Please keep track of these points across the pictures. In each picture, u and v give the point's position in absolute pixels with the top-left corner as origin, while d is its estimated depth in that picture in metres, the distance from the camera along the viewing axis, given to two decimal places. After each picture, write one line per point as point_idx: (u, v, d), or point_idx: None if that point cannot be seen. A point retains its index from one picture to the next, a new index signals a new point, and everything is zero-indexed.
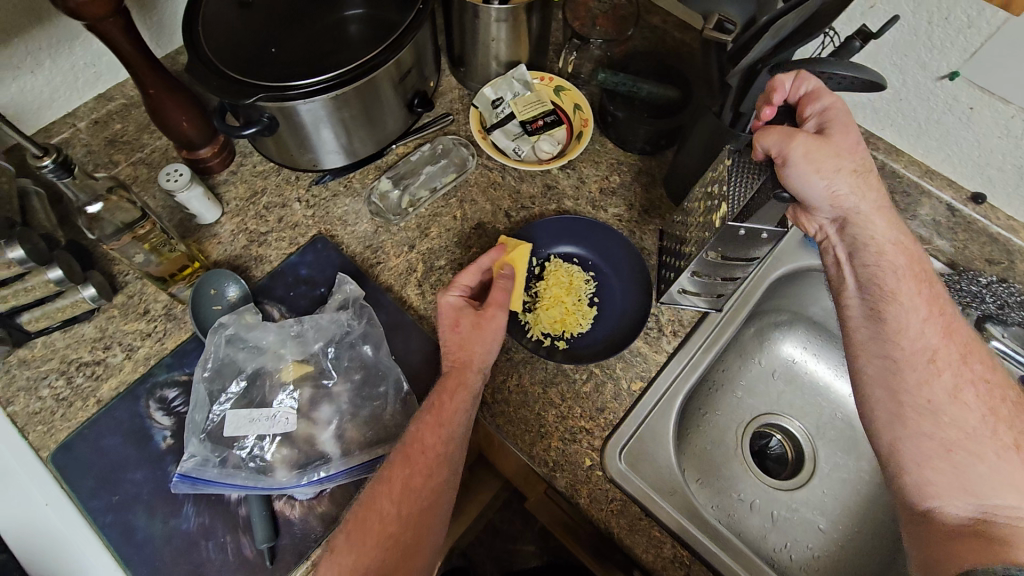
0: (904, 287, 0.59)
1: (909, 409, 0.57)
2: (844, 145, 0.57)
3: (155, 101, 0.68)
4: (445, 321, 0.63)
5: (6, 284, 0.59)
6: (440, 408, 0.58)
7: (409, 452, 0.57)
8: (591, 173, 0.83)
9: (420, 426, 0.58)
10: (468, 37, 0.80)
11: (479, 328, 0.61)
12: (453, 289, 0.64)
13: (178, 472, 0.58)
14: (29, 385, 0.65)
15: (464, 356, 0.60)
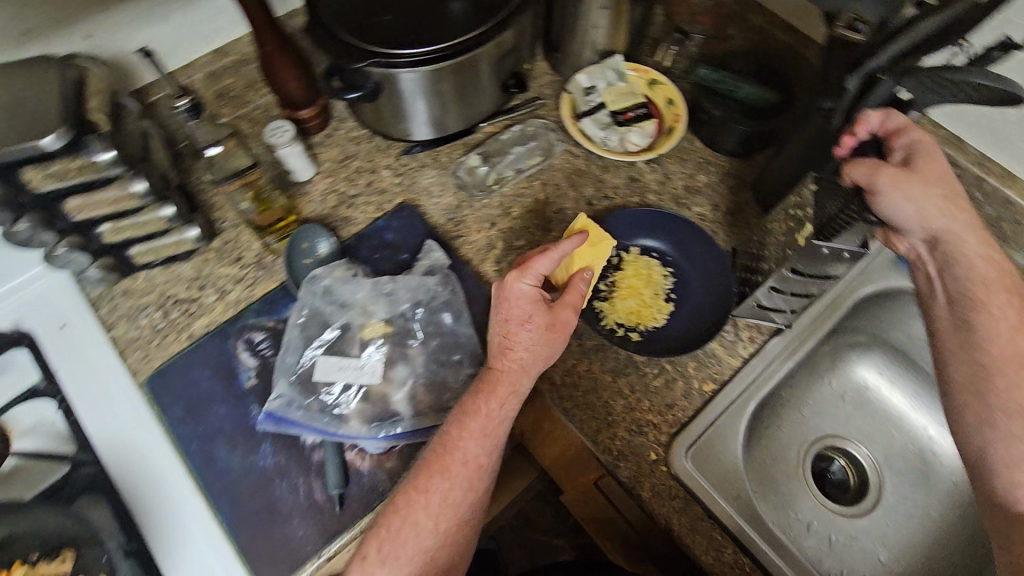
0: (994, 297, 0.57)
1: (998, 411, 0.55)
2: (930, 173, 0.59)
3: (268, 57, 0.71)
4: (517, 312, 0.59)
5: (126, 216, 0.63)
6: (483, 419, 0.57)
7: (448, 464, 0.55)
8: (677, 170, 0.81)
9: (462, 438, 0.56)
10: (568, 21, 0.80)
11: (553, 330, 0.59)
12: (529, 276, 0.59)
13: (265, 410, 0.62)
14: (129, 314, 0.69)
15: (513, 363, 0.58)
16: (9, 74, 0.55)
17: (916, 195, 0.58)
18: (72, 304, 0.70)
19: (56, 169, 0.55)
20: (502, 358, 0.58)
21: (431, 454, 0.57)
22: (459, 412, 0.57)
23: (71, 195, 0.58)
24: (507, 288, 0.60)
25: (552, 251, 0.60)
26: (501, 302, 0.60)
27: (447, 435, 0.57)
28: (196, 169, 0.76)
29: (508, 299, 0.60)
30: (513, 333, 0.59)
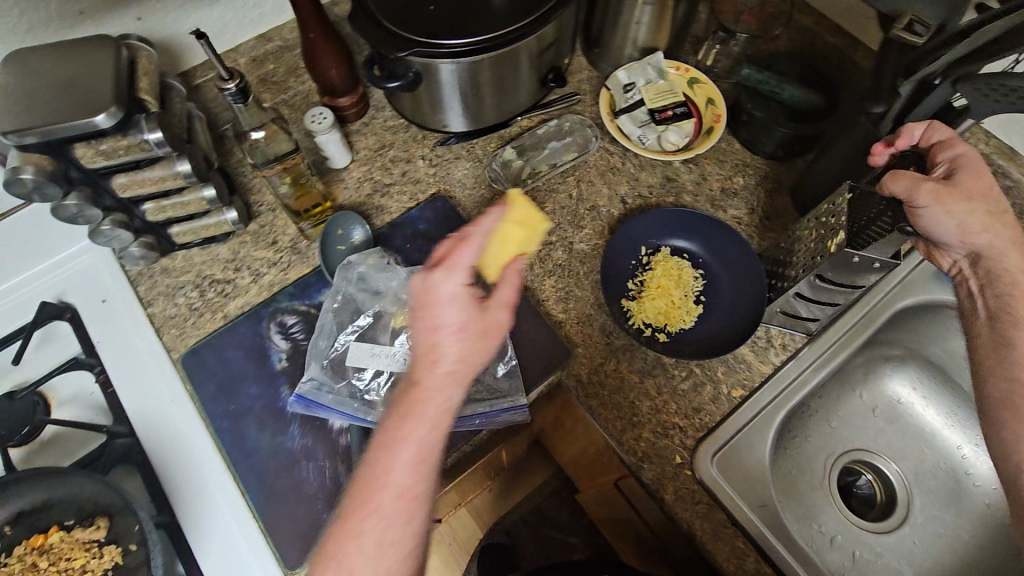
0: None
1: None
2: (976, 187, 0.55)
3: (311, 44, 0.71)
4: (444, 318, 0.46)
5: (168, 196, 0.64)
6: (414, 442, 0.44)
7: (377, 501, 0.43)
8: (714, 171, 0.79)
9: (391, 469, 0.43)
10: (610, 16, 0.79)
11: (489, 337, 0.48)
12: (457, 272, 0.47)
13: (296, 392, 0.62)
14: (167, 291, 0.71)
15: (443, 376, 0.46)
16: (64, 51, 0.56)
17: (960, 214, 0.55)
18: (114, 280, 0.72)
19: (106, 147, 0.56)
20: (428, 369, 0.46)
21: (354, 492, 0.44)
22: (383, 435, 0.45)
23: (118, 173, 0.59)
24: (430, 286, 0.47)
25: (477, 237, 0.48)
26: (424, 305, 0.47)
27: (374, 469, 0.44)
28: (236, 153, 0.77)
29: (434, 301, 0.46)
30: (441, 344, 0.46)
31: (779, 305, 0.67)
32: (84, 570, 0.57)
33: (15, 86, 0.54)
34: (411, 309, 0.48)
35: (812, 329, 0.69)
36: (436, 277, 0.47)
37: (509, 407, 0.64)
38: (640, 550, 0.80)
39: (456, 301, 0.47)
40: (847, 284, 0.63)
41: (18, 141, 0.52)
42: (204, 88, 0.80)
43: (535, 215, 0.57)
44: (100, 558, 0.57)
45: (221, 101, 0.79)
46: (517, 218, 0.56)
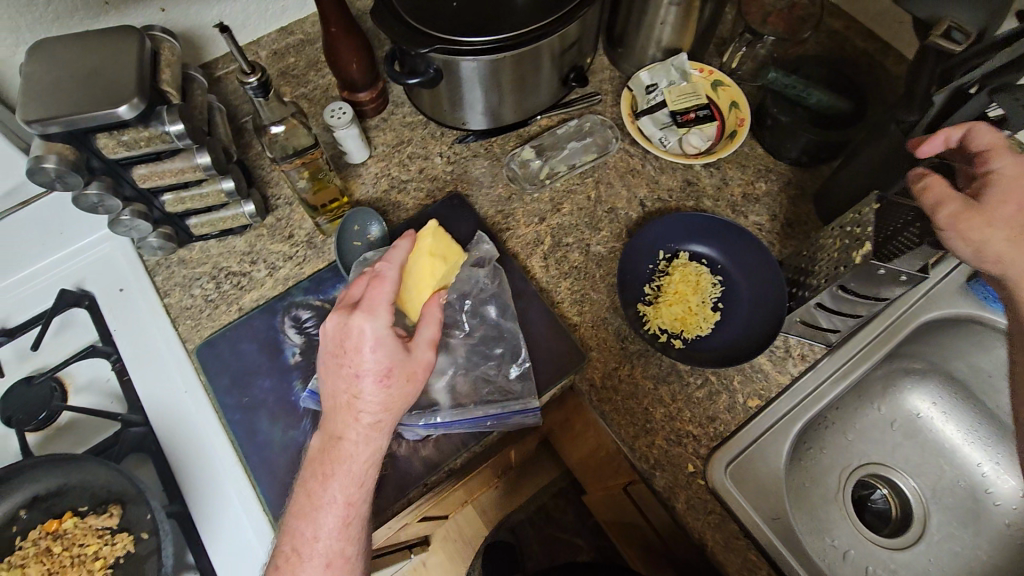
0: None
1: None
2: (1014, 209, 0.47)
3: (333, 39, 0.71)
4: (365, 361, 0.50)
5: (187, 187, 0.64)
6: (337, 505, 0.50)
7: (305, 562, 0.48)
8: (735, 176, 0.78)
9: (317, 532, 0.49)
10: (635, 16, 0.78)
11: (409, 376, 0.51)
12: (378, 315, 0.51)
13: (309, 388, 0.63)
14: (184, 282, 0.72)
15: (362, 432, 0.50)
16: (88, 41, 0.56)
17: (976, 239, 0.48)
18: (132, 269, 0.73)
19: (127, 139, 0.56)
20: (346, 429, 0.50)
21: (281, 557, 0.49)
22: (307, 500, 0.50)
23: (138, 164, 0.60)
24: (349, 331, 0.51)
25: (393, 282, 0.53)
26: (342, 352, 0.51)
27: (299, 538, 0.49)
28: (255, 146, 0.77)
29: (354, 347, 0.50)
30: (360, 391, 0.50)
31: (800, 314, 0.65)
32: (97, 556, 0.57)
33: (39, 75, 0.54)
34: (329, 357, 0.52)
35: (832, 341, 0.68)
36: (356, 321, 0.51)
37: (520, 409, 0.63)
38: (647, 556, 0.79)
39: (375, 343, 0.50)
40: (871, 295, 0.61)
41: (40, 130, 0.52)
42: (225, 80, 0.80)
43: (453, 249, 0.63)
44: (112, 545, 0.57)
45: (241, 93, 0.79)
46: (431, 248, 0.61)
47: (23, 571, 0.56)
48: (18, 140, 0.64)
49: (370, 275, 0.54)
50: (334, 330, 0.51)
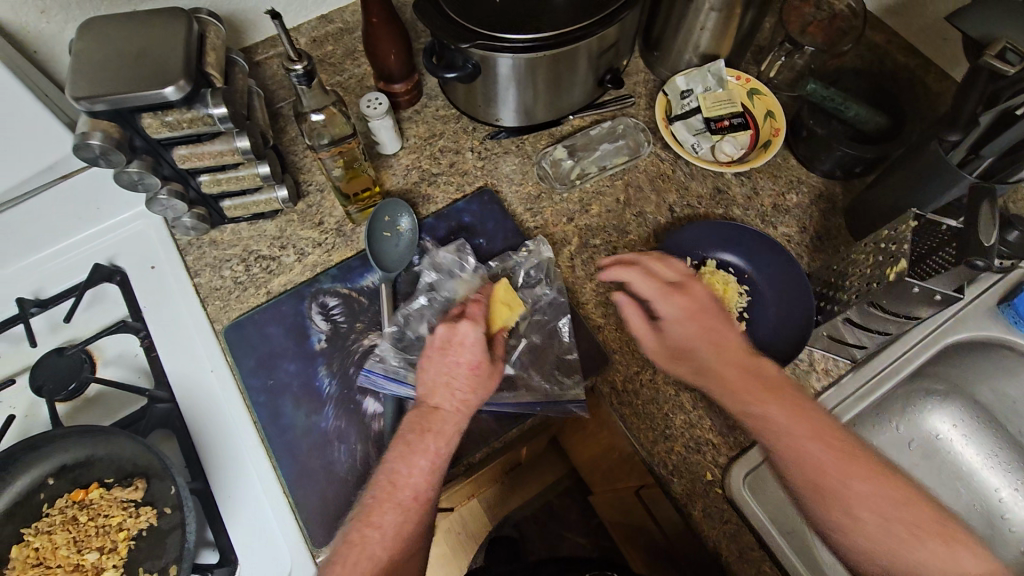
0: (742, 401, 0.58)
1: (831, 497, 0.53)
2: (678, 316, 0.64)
3: (374, 30, 0.71)
4: (462, 355, 0.59)
5: (224, 169, 0.65)
6: (427, 454, 0.56)
7: (400, 496, 0.54)
8: (767, 186, 0.78)
9: (412, 471, 0.55)
10: (675, 20, 0.78)
11: (491, 374, 0.60)
12: (478, 324, 0.61)
13: (365, 368, 0.64)
14: (214, 263, 0.73)
15: (456, 404, 0.58)
16: (138, 21, 0.57)
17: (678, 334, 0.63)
18: (163, 247, 0.74)
19: (171, 120, 0.57)
20: (443, 401, 0.58)
21: (376, 490, 0.55)
22: (404, 446, 0.56)
23: (179, 145, 0.60)
24: (455, 333, 0.60)
25: (485, 302, 0.64)
26: (447, 347, 0.60)
27: (397, 472, 0.55)
28: (290, 131, 0.78)
29: (459, 343, 0.60)
30: (458, 375, 0.59)
31: (828, 329, 0.65)
32: (120, 528, 0.58)
33: (89, 53, 0.55)
34: (432, 351, 0.60)
35: (857, 357, 0.67)
36: (463, 325, 0.61)
37: (550, 402, 0.65)
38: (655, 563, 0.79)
39: (476, 342, 0.59)
40: (902, 313, 0.59)
41: (87, 107, 0.53)
42: (264, 65, 0.81)
43: (518, 300, 0.66)
44: (136, 517, 0.58)
45: (279, 79, 0.80)
46: (503, 298, 0.65)
47: (48, 538, 0.57)
48: (64, 116, 0.64)
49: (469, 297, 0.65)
50: (441, 331, 0.61)
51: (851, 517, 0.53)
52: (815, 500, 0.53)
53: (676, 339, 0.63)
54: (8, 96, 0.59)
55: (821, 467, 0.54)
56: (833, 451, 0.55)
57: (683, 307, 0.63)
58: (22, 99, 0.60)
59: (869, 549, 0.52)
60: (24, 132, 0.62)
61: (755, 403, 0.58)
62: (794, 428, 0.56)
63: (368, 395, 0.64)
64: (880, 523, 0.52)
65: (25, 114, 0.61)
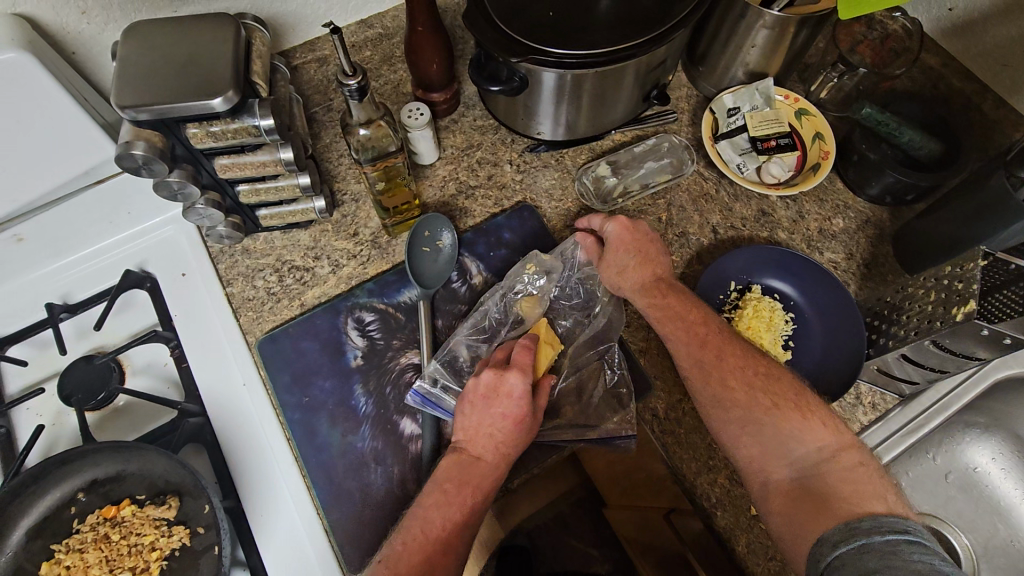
0: (647, 297, 0.65)
1: (714, 372, 0.59)
2: (629, 244, 0.67)
3: (418, 38, 0.69)
4: (505, 408, 0.57)
5: (264, 180, 0.63)
6: (460, 507, 0.55)
7: (431, 545, 0.53)
8: (813, 210, 0.76)
9: (445, 522, 0.54)
10: (724, 38, 0.76)
11: (531, 429, 0.58)
12: (529, 375, 0.59)
13: (415, 387, 0.63)
14: (247, 273, 0.71)
15: (497, 455, 0.57)
16: (186, 28, 0.55)
17: (619, 255, 0.67)
18: (195, 254, 0.72)
19: (216, 130, 0.55)
20: (484, 452, 0.57)
21: (405, 537, 0.53)
22: (440, 494, 0.55)
23: (222, 154, 0.59)
24: (501, 381, 0.58)
25: (532, 346, 0.61)
26: (493, 396, 0.58)
27: (428, 522, 0.54)
28: (326, 138, 0.77)
29: (506, 394, 0.58)
30: (499, 427, 0.57)
31: (878, 362, 0.63)
32: (153, 547, 0.56)
33: (136, 59, 0.53)
34: (477, 398, 0.59)
35: (905, 392, 0.66)
36: (511, 375, 0.58)
37: (602, 438, 0.63)
38: None
39: (524, 396, 0.57)
40: (962, 353, 0.56)
41: (132, 116, 0.51)
42: (301, 70, 0.79)
43: (558, 340, 0.66)
44: (168, 537, 0.56)
45: (316, 84, 0.79)
46: (546, 337, 0.64)
47: (80, 556, 0.56)
48: (100, 119, 0.62)
49: (518, 339, 0.62)
50: (488, 377, 0.59)
51: (720, 386, 0.58)
52: (691, 370, 0.60)
53: (606, 255, 0.68)
54: (49, 100, 0.57)
55: (706, 352, 0.60)
56: (715, 344, 0.60)
57: (621, 224, 0.68)
58: (63, 104, 0.58)
59: (734, 414, 0.57)
60: (65, 138, 0.61)
61: (660, 300, 0.64)
62: (686, 313, 0.63)
63: (405, 415, 0.63)
64: (748, 391, 0.57)
65: (66, 119, 0.59)
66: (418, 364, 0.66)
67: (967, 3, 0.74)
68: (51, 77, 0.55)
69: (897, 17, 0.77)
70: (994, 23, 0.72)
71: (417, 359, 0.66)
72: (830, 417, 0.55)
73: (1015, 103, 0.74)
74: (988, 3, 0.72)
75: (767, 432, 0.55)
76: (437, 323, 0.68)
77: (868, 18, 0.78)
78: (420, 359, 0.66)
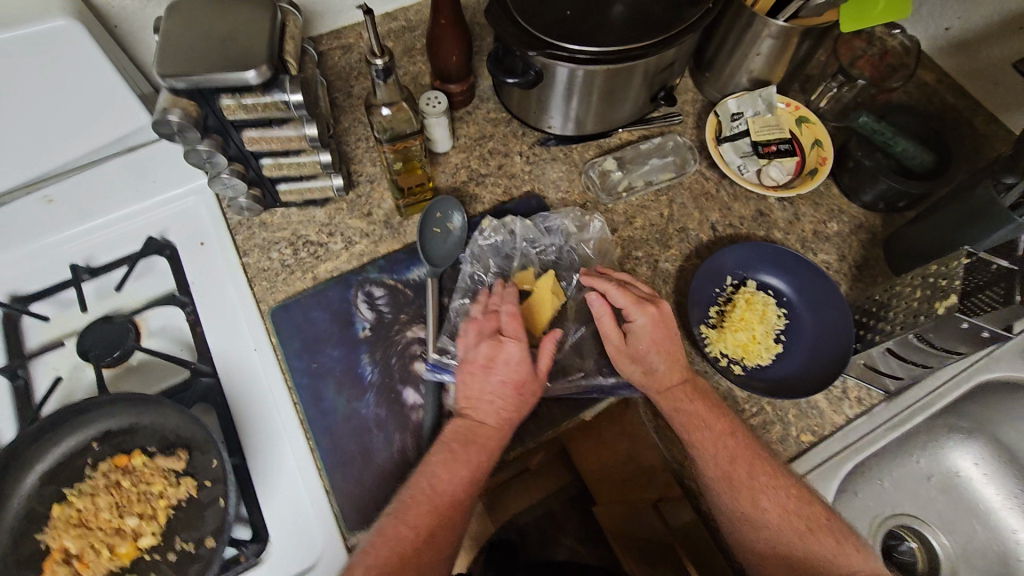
0: (674, 400, 0.61)
1: (743, 488, 0.58)
2: (660, 337, 0.62)
3: (441, 31, 0.73)
4: (504, 374, 0.60)
5: (287, 155, 0.67)
6: (467, 468, 0.57)
7: (438, 501, 0.55)
8: (808, 213, 0.79)
9: (452, 481, 0.56)
10: (731, 45, 0.79)
11: (532, 392, 0.61)
12: (522, 342, 0.61)
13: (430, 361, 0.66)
14: (263, 245, 0.74)
15: (499, 418, 0.59)
16: (226, 8, 0.59)
17: (644, 356, 0.62)
18: (214, 224, 0.75)
19: (248, 103, 0.58)
20: (486, 417, 0.59)
21: (414, 492, 0.56)
22: (447, 453, 0.57)
23: (250, 127, 0.62)
24: (499, 351, 0.61)
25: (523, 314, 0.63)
26: (491, 364, 0.61)
27: (435, 479, 0.56)
28: (346, 122, 0.80)
29: (503, 362, 0.60)
30: (498, 394, 0.60)
31: (864, 357, 0.66)
32: (161, 496, 0.59)
33: (177, 34, 0.56)
34: (475, 367, 0.61)
35: (890, 388, 0.68)
36: (508, 344, 0.61)
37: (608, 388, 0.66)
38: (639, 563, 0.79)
39: (522, 362, 0.60)
40: (942, 348, 0.61)
41: (170, 84, 0.55)
42: (327, 55, 0.83)
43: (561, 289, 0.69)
44: (177, 487, 0.59)
45: (339, 71, 0.82)
46: (549, 288, 0.67)
47: (91, 500, 0.58)
48: (138, 90, 0.67)
49: (506, 308, 0.64)
50: (485, 348, 0.61)
51: (754, 507, 0.58)
52: (722, 489, 0.59)
53: (636, 350, 0.63)
54: (90, 69, 0.60)
55: (732, 466, 0.59)
56: (748, 449, 0.60)
57: (652, 318, 0.62)
58: (105, 72, 0.62)
59: (765, 537, 0.58)
60: (105, 105, 0.65)
61: (686, 405, 0.61)
62: (711, 422, 0.61)
63: (409, 385, 0.66)
64: (781, 514, 0.58)
65: (107, 88, 0.63)
66: (423, 338, 0.68)
67: (963, 24, 0.78)
68: (99, 46, 0.59)
69: (897, 34, 0.81)
70: (989, 43, 0.76)
71: (423, 333, 0.69)
72: (856, 540, 0.58)
73: (1006, 120, 0.77)
74: (981, 25, 0.76)
75: (797, 557, 0.57)
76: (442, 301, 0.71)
77: (869, 34, 0.82)
78: (426, 334, 0.68)
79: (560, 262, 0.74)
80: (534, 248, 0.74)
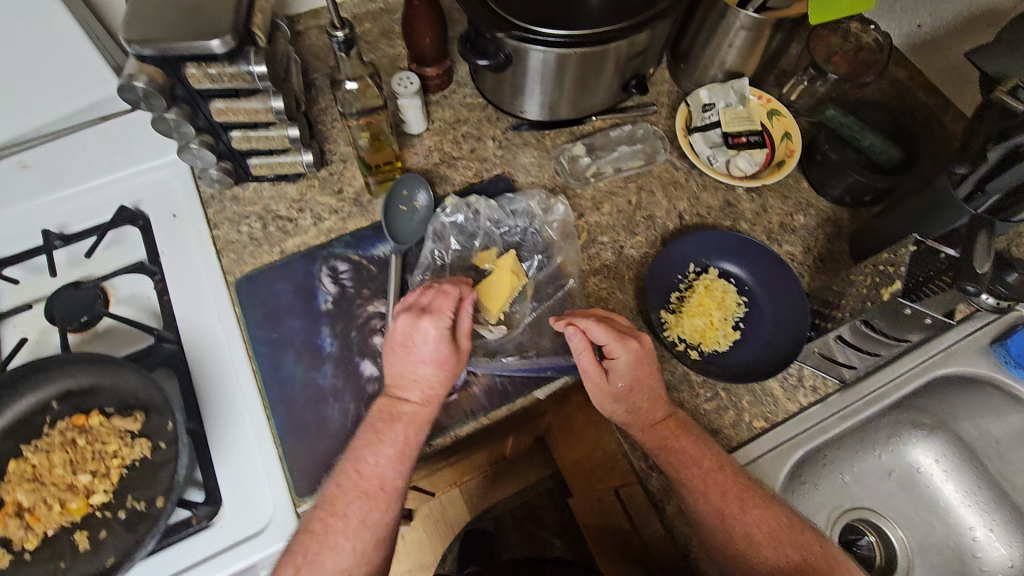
0: (660, 436, 0.60)
1: (731, 522, 0.57)
2: (643, 374, 0.60)
3: (415, 12, 0.74)
4: (422, 353, 0.59)
5: (255, 128, 0.68)
6: (393, 445, 0.57)
7: (364, 483, 0.56)
8: (776, 205, 0.80)
9: (379, 460, 0.56)
10: (704, 37, 0.80)
11: (455, 366, 0.60)
12: (442, 318, 0.59)
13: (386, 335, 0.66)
14: (234, 218, 0.75)
15: (421, 395, 0.59)
16: None
17: (627, 398, 0.60)
18: (186, 196, 0.76)
19: (214, 72, 0.59)
20: (408, 394, 0.59)
21: (341, 477, 0.56)
22: (371, 433, 0.57)
23: (217, 98, 0.63)
24: (416, 329, 0.59)
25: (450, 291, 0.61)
26: (409, 343, 0.59)
27: (362, 460, 0.56)
28: (321, 102, 0.81)
29: (420, 340, 0.59)
30: (420, 374, 0.59)
31: (820, 346, 0.66)
32: (115, 455, 0.60)
33: (146, 3, 0.58)
34: (396, 346, 0.60)
35: (845, 377, 0.69)
36: (425, 321, 0.59)
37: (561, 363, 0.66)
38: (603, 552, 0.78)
39: (439, 340, 0.58)
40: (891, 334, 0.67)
41: (138, 51, 0.56)
42: (305, 35, 0.84)
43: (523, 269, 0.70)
44: (131, 448, 0.60)
45: (317, 51, 0.84)
46: (510, 268, 0.68)
47: (46, 457, 0.59)
48: (112, 61, 0.69)
49: (438, 285, 0.62)
50: (404, 325, 0.59)
51: (745, 542, 0.56)
52: (712, 523, 0.57)
53: (620, 390, 0.60)
54: (62, 35, 0.62)
55: (717, 499, 0.57)
56: (733, 480, 0.59)
57: (634, 354, 0.60)
58: (78, 40, 0.63)
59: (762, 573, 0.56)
60: (78, 73, 0.67)
61: (670, 440, 0.60)
62: (694, 455, 0.59)
63: (367, 358, 0.67)
64: (775, 547, 0.56)
65: (80, 56, 0.65)
66: (384, 312, 0.69)
67: (935, 20, 0.78)
68: (70, 14, 0.61)
69: (870, 31, 0.81)
70: (961, 40, 0.76)
71: (383, 307, 0.69)
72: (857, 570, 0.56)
73: None
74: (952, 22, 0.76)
75: None
76: (406, 278, 0.72)
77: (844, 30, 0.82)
78: (386, 308, 0.69)
79: (523, 242, 0.75)
80: (499, 228, 0.75)
